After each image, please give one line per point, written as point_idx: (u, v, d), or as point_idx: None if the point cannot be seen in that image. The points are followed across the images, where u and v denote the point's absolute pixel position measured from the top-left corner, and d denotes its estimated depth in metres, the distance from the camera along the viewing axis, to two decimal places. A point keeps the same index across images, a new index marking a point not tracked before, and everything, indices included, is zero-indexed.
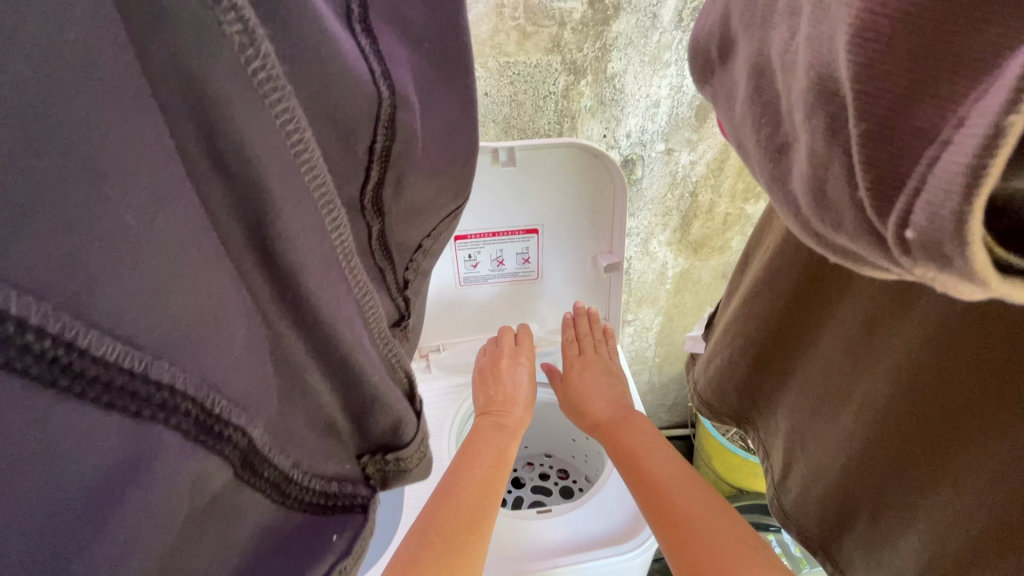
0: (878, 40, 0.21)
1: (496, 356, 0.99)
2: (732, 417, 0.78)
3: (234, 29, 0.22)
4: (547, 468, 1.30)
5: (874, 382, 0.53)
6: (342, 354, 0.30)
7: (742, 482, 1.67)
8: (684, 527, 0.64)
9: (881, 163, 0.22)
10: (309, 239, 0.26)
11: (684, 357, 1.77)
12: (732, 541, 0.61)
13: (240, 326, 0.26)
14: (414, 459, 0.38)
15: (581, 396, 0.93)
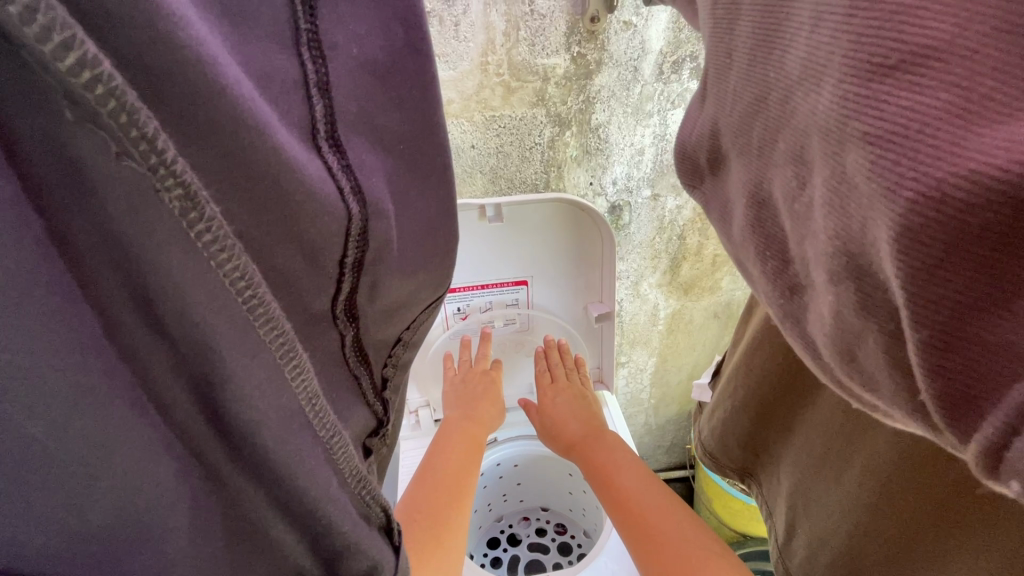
0: (932, 243, 0.21)
1: (472, 377, 0.95)
2: (735, 472, 0.76)
3: (174, 195, 0.21)
4: (544, 522, 1.25)
5: (876, 447, 0.51)
6: (306, 503, 0.27)
7: (746, 527, 1.62)
8: (657, 539, 0.65)
9: (956, 372, 0.22)
10: (267, 395, 0.24)
11: (679, 396, 1.75)
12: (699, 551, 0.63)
13: (175, 495, 0.25)
14: None
15: (566, 428, 0.91)
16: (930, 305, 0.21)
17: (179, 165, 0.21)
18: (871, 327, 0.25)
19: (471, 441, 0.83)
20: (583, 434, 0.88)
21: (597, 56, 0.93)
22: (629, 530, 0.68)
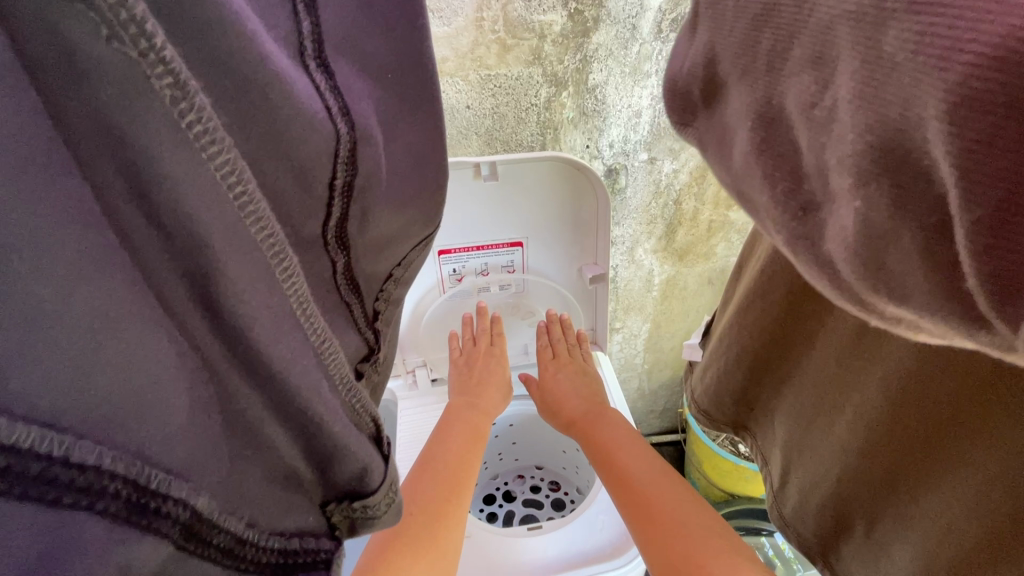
0: (991, 114, 0.18)
1: (472, 358, 0.99)
2: (729, 425, 0.79)
3: (165, 82, 0.21)
4: (538, 480, 1.29)
5: (863, 392, 0.53)
6: (299, 405, 0.29)
7: (734, 487, 1.68)
8: (664, 530, 0.66)
9: (1006, 262, 0.20)
10: (260, 294, 0.26)
11: (672, 362, 1.78)
12: (709, 542, 0.63)
13: (180, 394, 0.25)
14: (383, 505, 0.35)
15: (564, 402, 0.95)
16: (981, 188, 0.19)
17: (167, 52, 0.21)
18: (905, 228, 0.23)
19: (470, 424, 0.87)
20: (581, 409, 0.92)
21: (594, 12, 0.91)
22: (634, 518, 0.70)
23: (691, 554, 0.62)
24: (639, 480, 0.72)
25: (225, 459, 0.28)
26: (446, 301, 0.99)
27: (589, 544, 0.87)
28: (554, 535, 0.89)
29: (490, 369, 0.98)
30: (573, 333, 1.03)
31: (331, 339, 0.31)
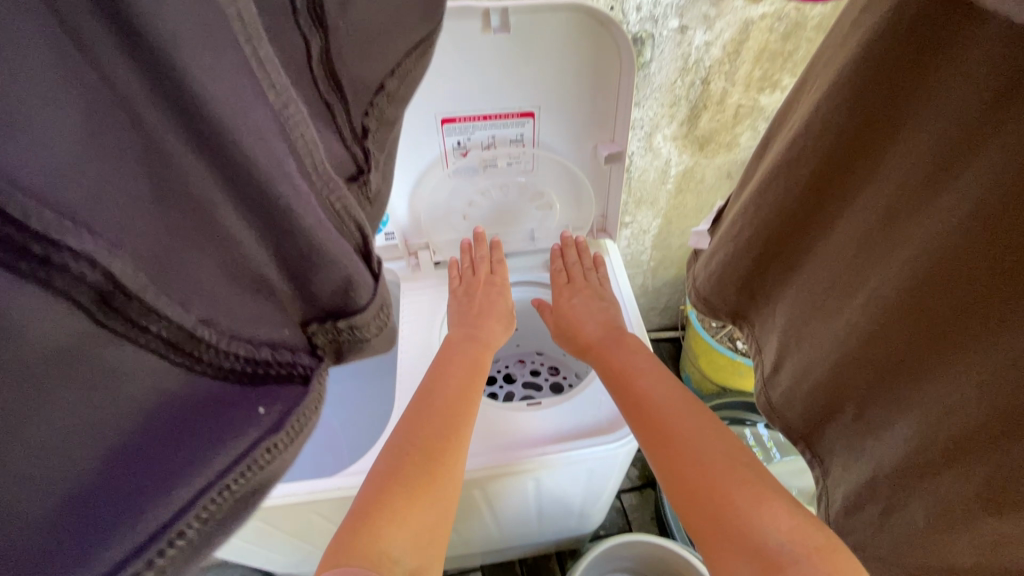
0: None
1: (473, 287, 0.95)
2: (727, 314, 0.74)
3: None
4: (538, 365, 1.32)
5: (890, 269, 0.48)
6: (249, 175, 0.26)
7: (725, 380, 1.74)
8: (686, 462, 0.64)
9: None
10: (176, 6, 0.22)
11: (679, 260, 1.75)
12: (735, 474, 0.61)
13: (74, 113, 0.21)
14: (372, 327, 0.35)
15: (579, 330, 0.91)
16: None
17: None
18: None
19: (470, 357, 0.82)
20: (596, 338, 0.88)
21: None
22: (656, 452, 0.68)
23: (713, 484, 0.60)
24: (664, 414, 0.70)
25: (159, 226, 0.25)
26: (449, 177, 0.92)
27: (586, 420, 0.89)
28: (552, 411, 0.91)
29: (490, 296, 0.94)
30: (589, 256, 1.01)
31: (304, 118, 0.28)
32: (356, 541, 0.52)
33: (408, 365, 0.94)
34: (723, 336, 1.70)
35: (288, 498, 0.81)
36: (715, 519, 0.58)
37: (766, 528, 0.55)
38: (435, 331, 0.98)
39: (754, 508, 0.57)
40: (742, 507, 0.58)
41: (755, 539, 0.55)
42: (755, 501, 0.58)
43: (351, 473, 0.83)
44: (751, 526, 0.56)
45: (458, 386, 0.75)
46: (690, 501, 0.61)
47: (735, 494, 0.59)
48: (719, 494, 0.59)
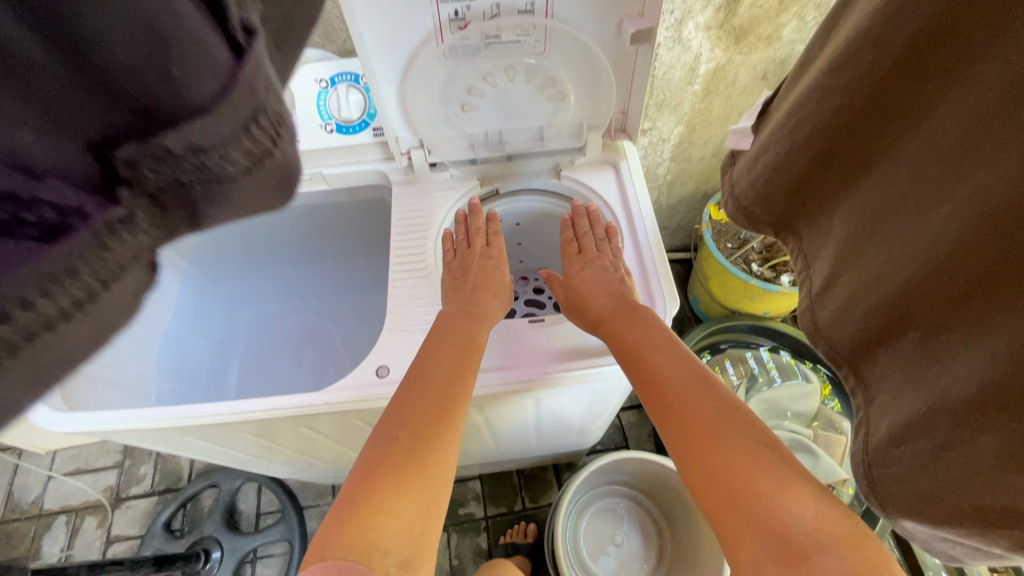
0: None
1: (467, 261, 0.85)
2: (771, 225, 0.65)
3: None
4: (542, 282, 1.23)
5: (993, 171, 0.39)
6: None
7: (736, 304, 1.68)
8: (706, 446, 0.61)
9: None
10: None
11: (698, 174, 1.62)
12: (758, 460, 0.58)
13: None
14: (241, 152, 0.21)
15: (587, 301, 0.82)
16: None
17: None
18: None
19: (461, 331, 0.76)
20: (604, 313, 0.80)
21: None
22: (672, 432, 0.66)
23: (735, 470, 0.58)
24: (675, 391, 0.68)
25: None
26: (442, 54, 0.75)
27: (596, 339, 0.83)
28: (557, 328, 0.84)
29: (487, 272, 0.85)
30: (603, 226, 0.89)
31: None
32: (347, 533, 0.54)
33: (401, 276, 0.85)
34: (738, 259, 1.62)
35: (269, 413, 0.72)
36: (737, 506, 0.56)
37: (792, 517, 0.53)
38: (432, 241, 0.88)
39: (779, 494, 0.55)
40: (767, 492, 0.55)
41: (778, 529, 0.53)
42: (780, 487, 0.55)
43: (339, 390, 0.74)
44: (777, 512, 0.54)
45: (445, 365, 0.71)
46: (710, 484, 0.59)
47: (759, 480, 0.56)
48: (743, 481, 0.57)
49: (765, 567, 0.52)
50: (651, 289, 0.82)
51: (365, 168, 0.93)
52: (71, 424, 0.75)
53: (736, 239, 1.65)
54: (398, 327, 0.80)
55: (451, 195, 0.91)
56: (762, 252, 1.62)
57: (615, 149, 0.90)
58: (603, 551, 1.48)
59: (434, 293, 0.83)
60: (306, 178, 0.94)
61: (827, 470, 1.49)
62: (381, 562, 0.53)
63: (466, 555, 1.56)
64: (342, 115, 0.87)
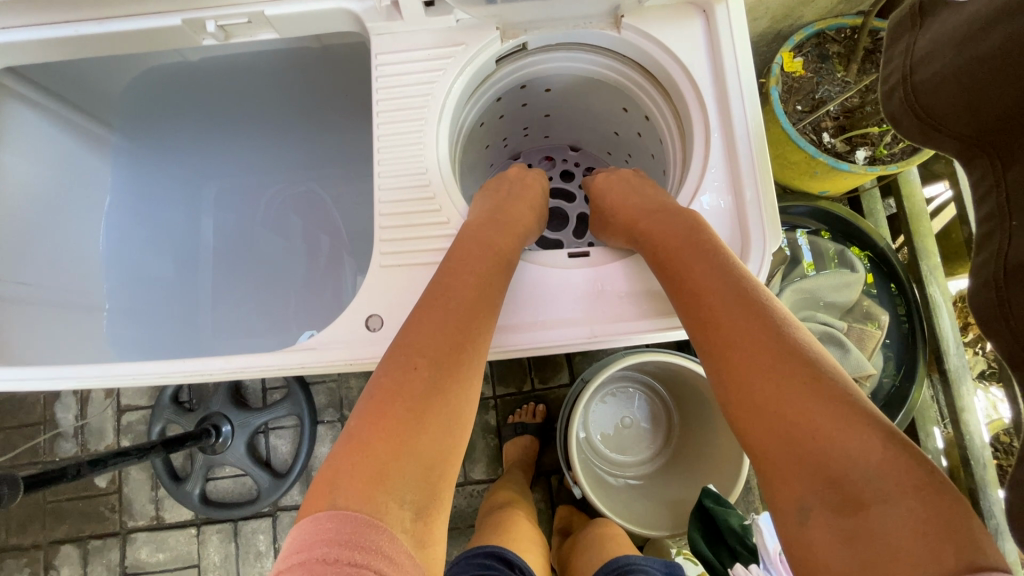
0: None
1: (503, 179, 0.72)
2: (964, 141, 0.42)
3: None
4: (571, 165, 0.98)
5: None
6: None
7: (790, 181, 1.43)
8: (746, 369, 0.46)
9: None
10: None
11: (776, 7, 1.23)
12: (816, 390, 0.42)
13: None
14: None
15: (629, 211, 0.63)
16: None
17: None
18: None
19: (489, 239, 0.59)
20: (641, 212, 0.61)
21: None
22: (705, 351, 0.50)
23: (783, 401, 0.43)
24: (709, 302, 0.50)
25: None
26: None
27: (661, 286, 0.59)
28: (607, 268, 0.60)
29: (526, 184, 0.71)
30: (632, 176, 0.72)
31: None
32: (363, 475, 0.44)
33: (393, 184, 0.60)
34: (807, 125, 1.30)
35: (232, 376, 0.56)
36: (783, 443, 0.42)
37: (858, 464, 0.39)
38: (436, 126, 0.61)
39: (841, 434, 0.40)
40: (825, 429, 0.40)
41: (837, 477, 0.39)
42: (836, 417, 0.41)
43: (320, 350, 0.56)
44: (833, 452, 0.40)
45: (462, 275, 0.56)
46: (749, 416, 0.45)
47: (815, 413, 0.41)
48: (791, 414, 0.42)
49: (815, 534, 0.38)
50: (745, 213, 0.55)
51: (327, 6, 0.62)
52: None
53: (809, 98, 1.31)
54: (392, 261, 0.58)
55: (459, 55, 0.61)
56: (837, 118, 1.31)
57: None
58: (616, 431, 1.45)
59: (446, 217, 0.60)
60: (242, 19, 0.64)
61: (853, 364, 1.39)
62: (397, 517, 0.44)
63: (475, 431, 1.58)
64: None
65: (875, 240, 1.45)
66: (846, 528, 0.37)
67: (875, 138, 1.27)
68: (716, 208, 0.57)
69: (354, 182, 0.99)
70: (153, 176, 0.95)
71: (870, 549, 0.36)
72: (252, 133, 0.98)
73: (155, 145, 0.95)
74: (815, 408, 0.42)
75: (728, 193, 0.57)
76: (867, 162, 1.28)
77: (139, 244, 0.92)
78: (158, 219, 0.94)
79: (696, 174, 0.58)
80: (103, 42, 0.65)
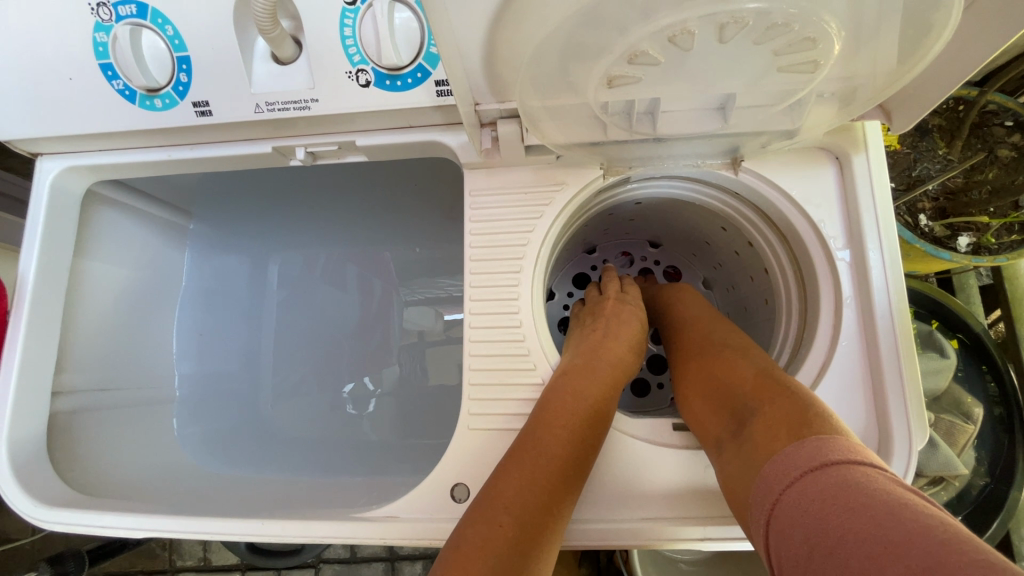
0: None
1: (598, 309, 0.67)
2: None
3: None
4: (650, 263, 0.91)
5: None
6: None
7: None
8: (692, 357, 0.58)
9: None
10: None
11: None
12: (733, 360, 0.53)
13: None
14: None
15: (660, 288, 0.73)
16: None
17: None
18: None
19: (583, 391, 0.52)
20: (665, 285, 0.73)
21: None
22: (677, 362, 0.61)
23: (713, 372, 0.54)
24: (682, 325, 0.63)
25: None
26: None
27: None
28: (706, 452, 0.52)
29: (624, 312, 0.65)
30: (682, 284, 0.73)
31: None
32: None
33: (483, 336, 0.55)
34: (903, 206, 1.20)
35: (311, 539, 0.53)
36: (708, 401, 0.52)
37: (747, 399, 0.48)
38: (530, 271, 0.57)
39: (742, 383, 0.50)
40: (726, 380, 0.52)
41: (735, 409, 0.48)
42: (741, 371, 0.51)
43: (404, 520, 0.52)
44: (736, 399, 0.49)
45: (555, 428, 0.49)
46: (691, 390, 0.55)
47: (729, 374, 0.52)
48: (711, 377, 0.53)
49: (721, 458, 0.47)
50: (886, 404, 0.49)
51: (421, 139, 0.59)
52: (52, 523, 0.56)
53: (904, 175, 1.20)
54: (482, 423, 0.54)
55: (558, 195, 0.58)
56: (937, 199, 1.21)
57: (846, 132, 0.53)
58: None
59: (539, 374, 0.55)
60: (332, 147, 0.61)
61: (943, 463, 1.06)
62: None
63: None
64: (384, 61, 0.51)
65: (970, 321, 1.15)
66: (737, 444, 0.46)
67: (980, 224, 1.16)
68: (848, 395, 0.50)
69: (420, 267, 0.96)
70: (224, 257, 0.95)
71: (745, 448, 0.44)
72: (321, 215, 0.96)
73: (228, 227, 0.94)
74: (728, 368, 0.52)
75: (862, 380, 0.51)
76: (969, 250, 1.15)
77: (211, 329, 0.92)
78: (228, 302, 0.94)
79: (821, 349, 0.53)
80: (195, 163, 0.64)
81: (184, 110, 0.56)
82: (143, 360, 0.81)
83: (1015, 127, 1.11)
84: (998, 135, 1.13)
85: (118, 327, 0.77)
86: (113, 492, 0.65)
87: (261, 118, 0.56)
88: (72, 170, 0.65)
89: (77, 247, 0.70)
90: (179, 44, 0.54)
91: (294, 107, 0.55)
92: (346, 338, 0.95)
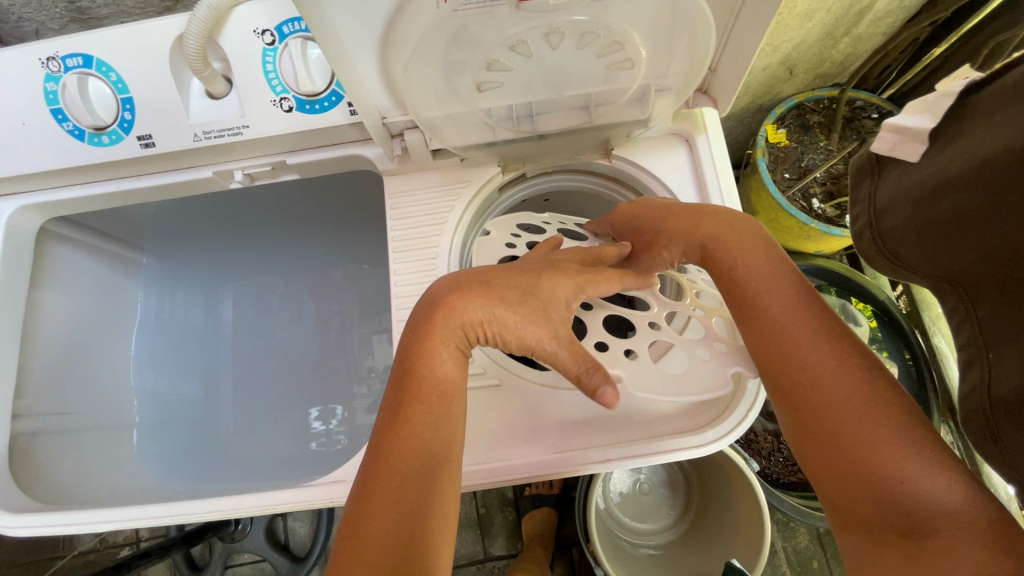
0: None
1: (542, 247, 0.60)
2: (928, 276, 0.47)
3: None
4: None
5: None
6: None
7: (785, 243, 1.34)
8: (793, 380, 0.47)
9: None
10: None
11: (760, 84, 1.29)
12: (865, 413, 0.43)
13: None
14: None
15: (694, 224, 0.55)
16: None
17: None
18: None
19: (444, 356, 0.51)
20: (722, 227, 0.54)
21: None
22: (775, 390, 0.48)
23: (849, 447, 0.43)
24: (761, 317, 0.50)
25: None
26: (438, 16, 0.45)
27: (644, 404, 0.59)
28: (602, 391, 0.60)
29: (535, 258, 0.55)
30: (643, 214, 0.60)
31: None
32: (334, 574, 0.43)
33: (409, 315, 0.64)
34: (796, 193, 1.35)
35: (265, 510, 0.59)
36: (838, 464, 0.43)
37: (896, 477, 0.41)
38: (446, 256, 0.66)
39: (894, 465, 0.41)
40: (862, 440, 0.42)
41: (883, 490, 0.41)
42: (883, 430, 0.42)
43: (349, 481, 0.59)
44: (884, 473, 0.41)
45: (422, 391, 0.50)
46: (811, 442, 0.45)
47: (869, 445, 0.42)
48: (841, 429, 0.43)
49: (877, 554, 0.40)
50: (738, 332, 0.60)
51: (343, 153, 0.68)
52: (18, 527, 0.62)
53: (795, 165, 1.36)
54: None
55: (465, 191, 0.68)
56: (825, 184, 1.36)
57: (689, 119, 0.65)
58: (632, 496, 1.37)
59: None
60: (267, 167, 0.70)
61: None
62: None
63: (493, 504, 1.52)
64: (302, 89, 0.61)
65: (875, 291, 1.29)
66: (902, 548, 0.39)
67: None
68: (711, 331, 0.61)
69: (366, 280, 1.03)
70: (176, 286, 1.00)
71: (920, 562, 0.38)
72: (268, 240, 1.03)
73: (179, 259, 1.00)
74: (861, 423, 0.43)
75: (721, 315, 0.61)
76: None
77: (166, 357, 0.96)
78: (183, 329, 0.99)
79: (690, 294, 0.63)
80: (144, 192, 0.71)
81: (129, 143, 0.64)
82: (102, 387, 0.85)
83: (880, 118, 1.30)
84: (868, 126, 1.32)
85: (74, 355, 0.81)
86: (77, 504, 0.69)
87: (199, 145, 0.64)
88: (27, 209, 0.71)
89: (33, 281, 0.75)
90: (122, 87, 0.62)
91: (228, 134, 0.64)
92: (300, 352, 1.01)
